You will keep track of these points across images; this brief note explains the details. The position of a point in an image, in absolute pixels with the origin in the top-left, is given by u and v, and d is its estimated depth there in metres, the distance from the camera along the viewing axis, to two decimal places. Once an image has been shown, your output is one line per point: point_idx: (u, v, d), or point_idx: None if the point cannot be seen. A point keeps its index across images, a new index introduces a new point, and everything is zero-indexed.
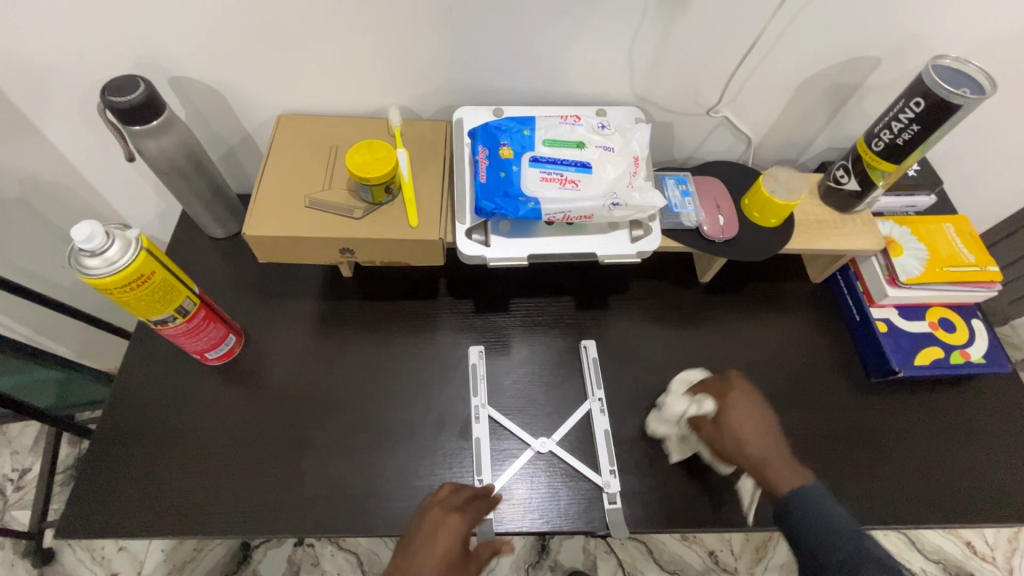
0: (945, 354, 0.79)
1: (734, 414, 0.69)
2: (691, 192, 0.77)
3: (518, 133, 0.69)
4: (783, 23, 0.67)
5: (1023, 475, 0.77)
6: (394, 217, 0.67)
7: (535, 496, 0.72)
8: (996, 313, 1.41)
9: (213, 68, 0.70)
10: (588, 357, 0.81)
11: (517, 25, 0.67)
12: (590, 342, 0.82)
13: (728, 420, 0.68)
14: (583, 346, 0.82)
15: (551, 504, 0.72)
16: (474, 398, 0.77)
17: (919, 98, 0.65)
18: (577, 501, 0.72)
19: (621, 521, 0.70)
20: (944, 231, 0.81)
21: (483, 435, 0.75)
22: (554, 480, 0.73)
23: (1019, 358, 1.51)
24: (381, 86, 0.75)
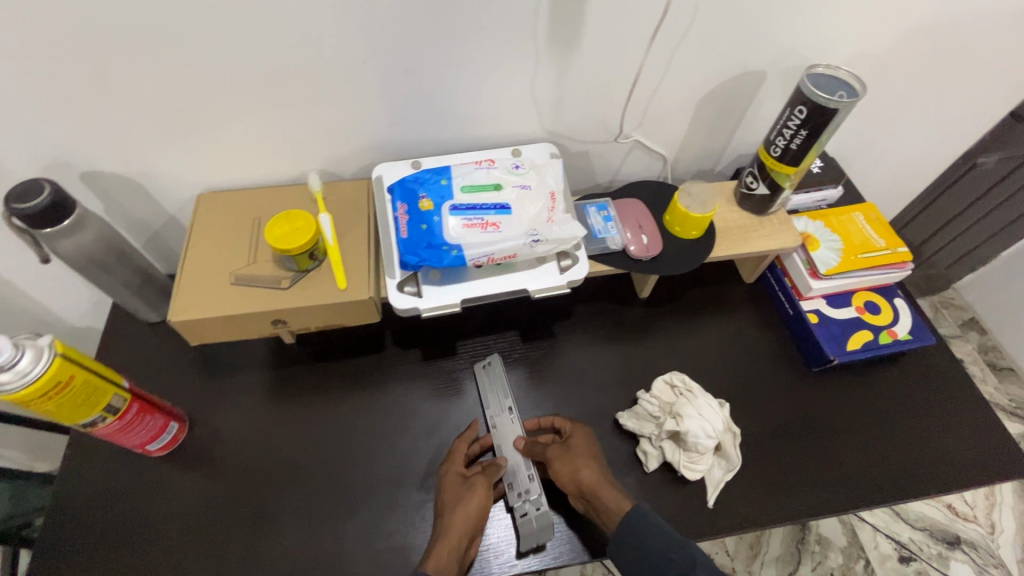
0: (874, 336, 0.83)
1: (578, 440, 0.73)
2: (613, 216, 0.79)
3: (436, 184, 0.71)
4: (668, 52, 0.72)
5: (962, 439, 0.81)
6: (323, 281, 0.68)
7: (528, 511, 0.73)
8: (938, 278, 1.48)
9: (124, 158, 0.70)
10: (493, 372, 0.83)
11: (420, 80, 0.70)
12: (494, 358, 0.84)
13: (575, 448, 0.72)
14: (487, 362, 0.83)
15: (541, 515, 0.73)
16: (488, 410, 0.80)
17: (801, 106, 0.69)
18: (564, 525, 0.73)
19: (550, 524, 0.72)
20: (854, 220, 0.86)
21: (503, 441, 0.77)
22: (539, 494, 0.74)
23: (966, 319, 1.58)
24: (298, 154, 0.76)
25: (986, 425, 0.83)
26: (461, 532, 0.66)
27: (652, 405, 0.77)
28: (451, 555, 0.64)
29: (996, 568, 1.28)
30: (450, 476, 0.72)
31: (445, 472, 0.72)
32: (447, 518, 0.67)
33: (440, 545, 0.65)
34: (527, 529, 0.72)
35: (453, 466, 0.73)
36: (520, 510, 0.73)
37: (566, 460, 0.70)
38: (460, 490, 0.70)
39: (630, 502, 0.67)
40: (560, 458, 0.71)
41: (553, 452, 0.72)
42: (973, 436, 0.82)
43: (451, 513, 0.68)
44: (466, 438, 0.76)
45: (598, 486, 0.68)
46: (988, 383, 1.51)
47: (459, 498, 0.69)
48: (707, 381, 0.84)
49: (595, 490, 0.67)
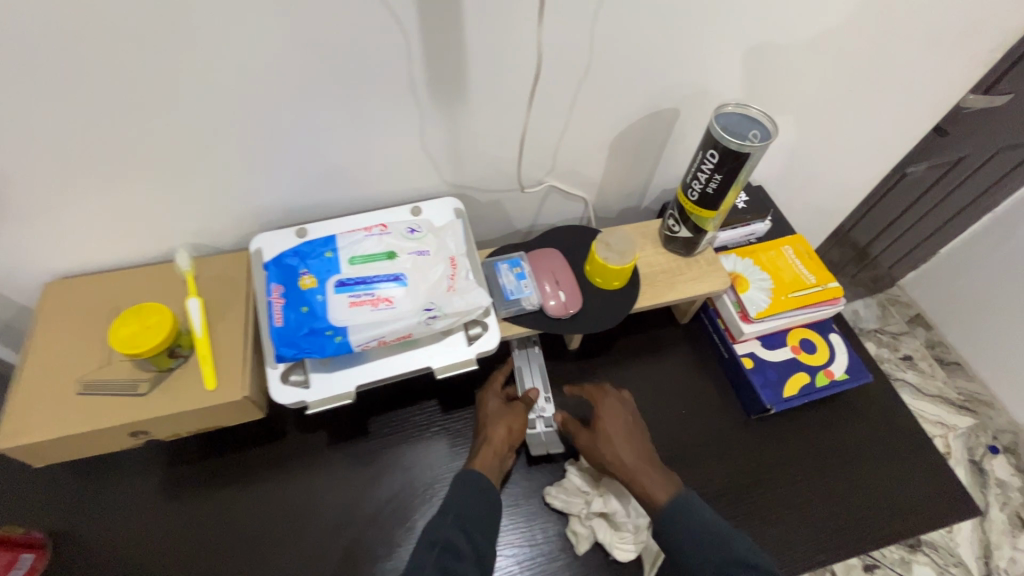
0: (811, 379, 0.79)
1: (609, 414, 0.69)
2: (527, 272, 0.73)
3: (318, 257, 0.62)
4: (569, 98, 0.66)
5: (894, 482, 0.80)
6: (188, 382, 0.59)
7: (538, 426, 0.76)
8: (883, 279, 1.47)
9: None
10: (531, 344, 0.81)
11: (294, 144, 0.62)
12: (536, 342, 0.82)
13: (605, 428, 0.68)
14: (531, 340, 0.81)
15: (550, 431, 0.76)
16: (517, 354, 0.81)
17: (713, 150, 0.64)
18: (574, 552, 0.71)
19: (556, 440, 0.76)
20: (784, 255, 0.82)
21: (524, 363, 0.80)
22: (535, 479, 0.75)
23: (914, 315, 1.54)
24: (163, 230, 0.67)
25: (916, 464, 0.81)
26: (501, 444, 0.70)
27: (577, 479, 0.72)
28: (494, 461, 0.69)
29: (956, 568, 1.22)
30: (494, 399, 0.74)
31: (483, 394, 0.76)
32: (486, 432, 0.71)
33: (485, 452, 0.69)
34: (536, 440, 0.75)
35: (494, 393, 0.76)
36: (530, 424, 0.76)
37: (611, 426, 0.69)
38: (500, 410, 0.73)
39: (676, 485, 0.62)
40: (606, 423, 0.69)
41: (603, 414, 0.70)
42: (905, 478, 0.80)
43: (489, 427, 0.71)
44: (503, 373, 0.78)
45: (637, 469, 0.63)
46: (937, 378, 1.45)
47: (498, 416, 0.72)
48: None
49: (634, 472, 0.63)
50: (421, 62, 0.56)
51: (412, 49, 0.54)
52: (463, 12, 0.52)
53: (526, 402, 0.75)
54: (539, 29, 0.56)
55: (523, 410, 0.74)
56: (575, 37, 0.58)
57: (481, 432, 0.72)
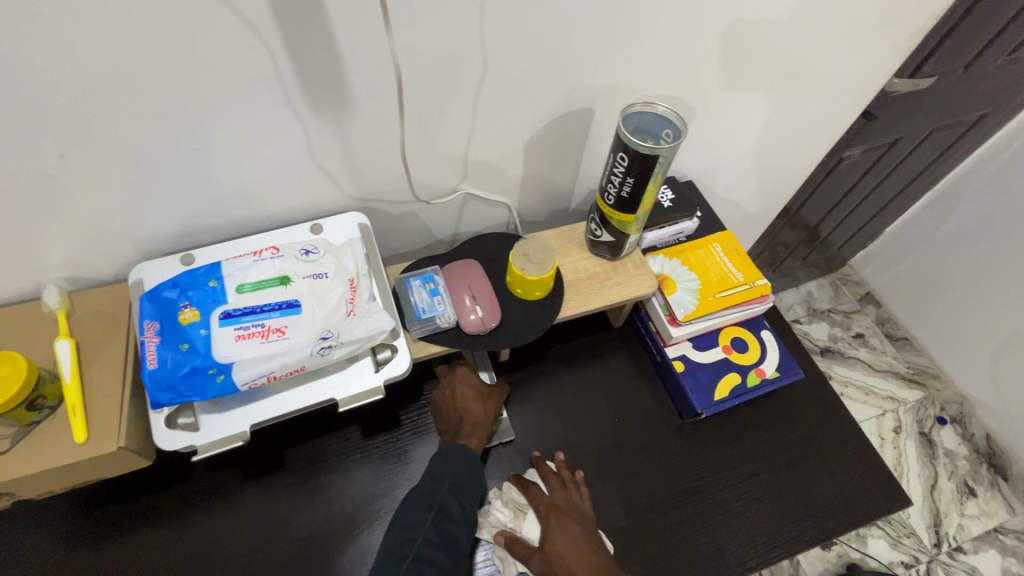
0: (742, 379, 0.77)
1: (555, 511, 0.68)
2: (441, 288, 0.69)
3: (202, 288, 0.57)
4: (470, 103, 0.61)
5: (828, 476, 0.80)
6: (56, 435, 0.53)
7: None
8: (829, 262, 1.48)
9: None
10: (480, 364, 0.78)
11: (163, 169, 0.56)
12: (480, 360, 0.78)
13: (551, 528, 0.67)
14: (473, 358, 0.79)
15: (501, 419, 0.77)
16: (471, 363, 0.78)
17: (621, 153, 0.61)
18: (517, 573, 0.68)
19: (508, 426, 0.77)
20: (712, 253, 0.80)
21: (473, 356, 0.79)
22: None
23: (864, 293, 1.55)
24: (28, 266, 0.60)
25: (848, 455, 0.82)
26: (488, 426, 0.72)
27: (502, 514, 0.70)
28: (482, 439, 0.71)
29: (909, 539, 1.23)
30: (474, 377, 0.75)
31: (456, 370, 0.75)
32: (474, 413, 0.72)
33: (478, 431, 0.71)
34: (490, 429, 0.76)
35: (470, 371, 0.75)
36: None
37: (568, 537, 0.66)
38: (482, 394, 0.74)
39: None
40: (562, 532, 0.66)
41: (560, 520, 0.67)
42: (837, 471, 0.81)
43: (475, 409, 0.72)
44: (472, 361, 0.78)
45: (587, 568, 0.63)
46: (887, 354, 1.46)
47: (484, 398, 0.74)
48: (576, 451, 0.77)
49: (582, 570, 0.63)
50: (291, 73, 0.51)
51: (278, 61, 0.49)
52: (328, 19, 0.47)
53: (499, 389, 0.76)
54: (421, 32, 0.51)
55: (498, 399, 0.75)
56: (463, 39, 0.53)
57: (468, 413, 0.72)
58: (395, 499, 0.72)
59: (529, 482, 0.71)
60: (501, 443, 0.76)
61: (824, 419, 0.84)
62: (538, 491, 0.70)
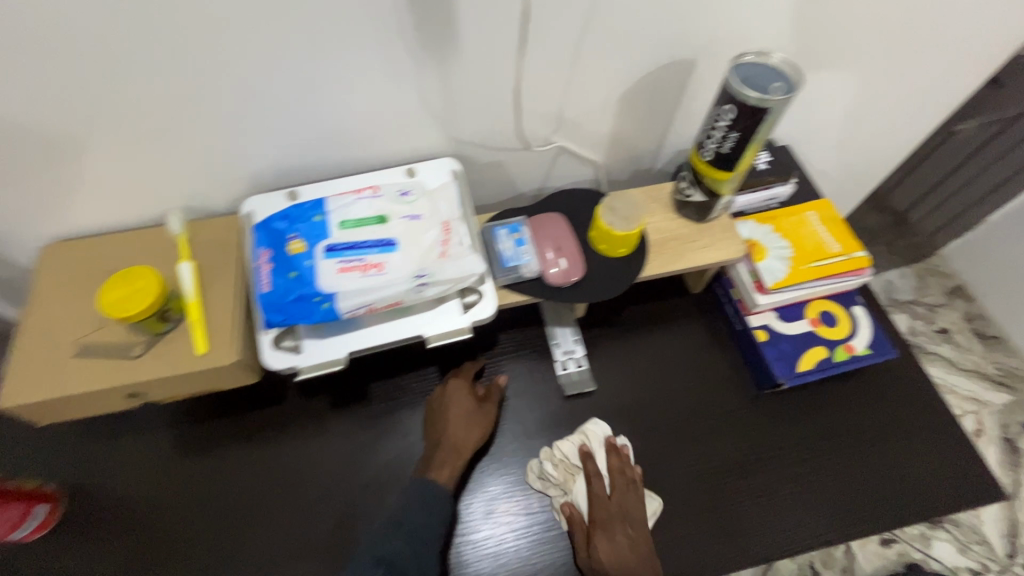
0: (829, 353, 0.74)
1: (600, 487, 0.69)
2: (527, 238, 0.70)
3: (307, 221, 0.60)
4: (572, 49, 0.60)
5: (914, 461, 0.76)
6: (181, 346, 0.59)
7: (569, 366, 0.78)
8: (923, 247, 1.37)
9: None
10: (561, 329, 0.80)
11: (282, 107, 0.59)
12: (561, 319, 0.80)
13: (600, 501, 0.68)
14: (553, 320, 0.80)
15: (582, 371, 0.78)
16: (553, 332, 0.80)
17: (728, 104, 0.59)
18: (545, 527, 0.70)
19: (587, 376, 0.78)
20: (806, 221, 0.76)
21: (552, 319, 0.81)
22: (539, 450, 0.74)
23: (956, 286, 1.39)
24: (156, 193, 0.65)
25: (937, 442, 0.78)
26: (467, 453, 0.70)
27: (552, 470, 0.71)
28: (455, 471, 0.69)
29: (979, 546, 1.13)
30: (462, 397, 0.72)
31: (450, 381, 0.73)
32: (449, 440, 0.69)
33: (450, 462, 0.69)
34: (569, 380, 0.77)
35: (465, 382, 0.74)
36: (561, 365, 0.78)
37: (614, 551, 0.64)
38: (474, 414, 0.72)
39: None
40: (608, 545, 0.64)
41: (611, 529, 0.66)
42: (924, 457, 0.77)
43: (454, 434, 0.70)
44: (466, 376, 0.75)
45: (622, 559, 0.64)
46: (974, 351, 1.31)
47: (471, 420, 0.71)
48: (647, 412, 0.77)
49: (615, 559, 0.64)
50: (409, 12, 0.51)
51: None
52: None
53: (492, 400, 0.74)
54: None
55: (491, 413, 0.73)
56: None
57: (451, 440, 0.70)
58: None
59: (591, 476, 0.70)
60: (579, 394, 0.77)
61: (913, 403, 0.79)
62: (598, 489, 0.69)
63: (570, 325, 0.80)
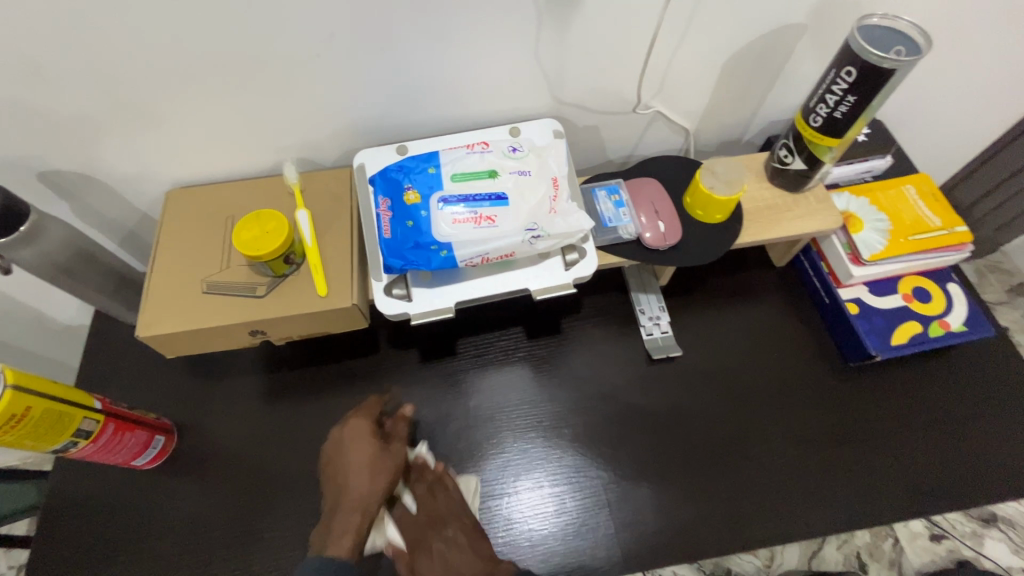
0: (923, 328, 0.74)
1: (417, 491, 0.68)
2: (625, 200, 0.71)
3: (422, 173, 0.62)
4: (690, 8, 0.60)
5: (1004, 443, 0.75)
6: (301, 287, 0.62)
7: (653, 332, 0.79)
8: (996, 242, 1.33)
9: (68, 158, 0.61)
10: (646, 296, 0.81)
11: (406, 61, 0.60)
12: (646, 286, 0.81)
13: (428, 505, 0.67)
14: (638, 288, 0.81)
15: (666, 337, 0.79)
16: (637, 298, 0.80)
17: (849, 67, 0.58)
18: (567, 502, 0.71)
19: (671, 342, 0.79)
20: (904, 195, 0.75)
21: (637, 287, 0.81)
22: (618, 416, 0.75)
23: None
24: (274, 143, 0.68)
25: None
26: (372, 504, 0.63)
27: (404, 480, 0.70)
28: (359, 527, 0.62)
29: None
30: (363, 438, 0.65)
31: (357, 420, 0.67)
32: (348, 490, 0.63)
33: (342, 521, 0.62)
34: (654, 345, 0.78)
35: (366, 422, 0.67)
36: (646, 330, 0.79)
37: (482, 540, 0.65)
38: (376, 457, 0.65)
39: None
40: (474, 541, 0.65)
41: (428, 543, 0.65)
42: (1014, 440, 0.76)
43: (352, 485, 0.63)
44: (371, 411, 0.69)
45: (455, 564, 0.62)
46: None
47: (375, 464, 0.65)
48: (730, 380, 0.77)
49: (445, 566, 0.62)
50: None
51: None
52: None
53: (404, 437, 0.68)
54: None
55: (401, 450, 0.67)
56: None
57: (350, 489, 0.63)
58: (556, 400, 0.76)
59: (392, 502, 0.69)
60: (663, 359, 0.78)
61: (1003, 386, 0.78)
62: (401, 514, 0.68)
63: (655, 292, 0.81)
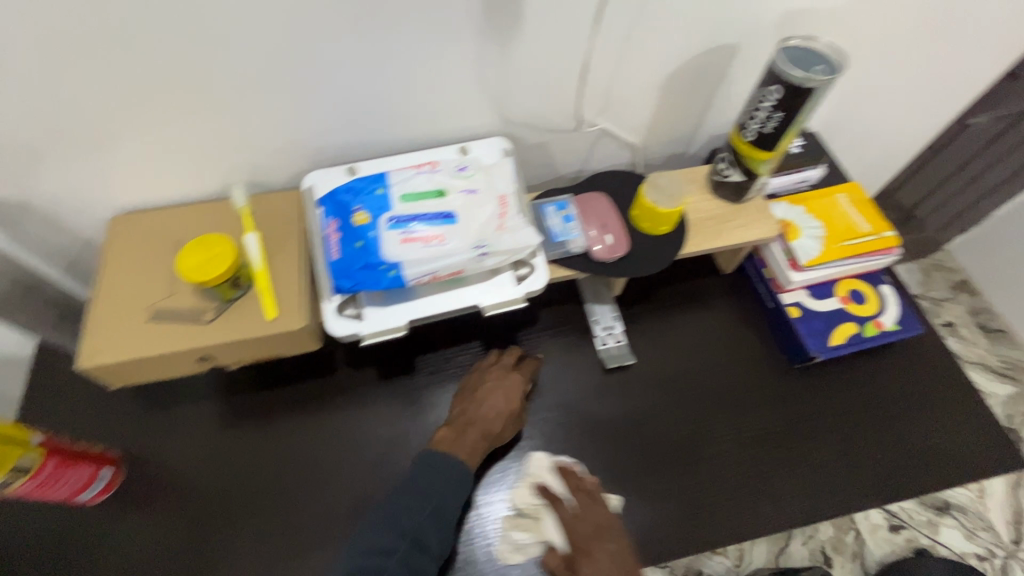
0: (859, 329, 0.78)
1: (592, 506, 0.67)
2: (573, 215, 0.73)
3: (371, 194, 0.63)
4: (624, 31, 0.63)
5: (939, 433, 0.79)
6: (250, 311, 0.61)
7: (608, 341, 0.81)
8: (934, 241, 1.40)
9: (1, 186, 0.60)
10: (600, 305, 0.83)
11: (350, 85, 0.61)
12: (599, 296, 0.83)
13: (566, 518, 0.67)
14: (592, 298, 0.83)
15: (620, 346, 0.81)
16: (591, 308, 0.83)
17: (774, 85, 0.62)
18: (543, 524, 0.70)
19: (625, 351, 0.81)
20: (837, 203, 0.79)
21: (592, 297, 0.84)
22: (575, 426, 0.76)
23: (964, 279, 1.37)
24: (221, 167, 0.68)
25: (960, 417, 0.81)
26: (490, 434, 0.69)
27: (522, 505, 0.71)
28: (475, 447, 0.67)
29: (985, 531, 1.10)
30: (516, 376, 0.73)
31: (510, 374, 0.73)
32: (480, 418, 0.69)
33: (472, 440, 0.67)
34: (608, 355, 0.80)
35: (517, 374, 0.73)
36: (600, 340, 0.81)
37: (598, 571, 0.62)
38: (513, 393, 0.72)
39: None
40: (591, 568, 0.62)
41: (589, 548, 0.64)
42: (948, 430, 0.80)
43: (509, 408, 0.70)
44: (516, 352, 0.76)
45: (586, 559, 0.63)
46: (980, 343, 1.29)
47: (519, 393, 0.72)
48: (683, 385, 0.80)
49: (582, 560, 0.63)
50: None
51: None
52: None
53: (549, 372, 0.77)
54: None
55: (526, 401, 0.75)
56: None
57: (485, 414, 0.69)
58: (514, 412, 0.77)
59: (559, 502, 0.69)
60: (618, 368, 0.80)
61: (936, 380, 0.83)
62: (564, 517, 0.68)
63: (609, 302, 0.83)
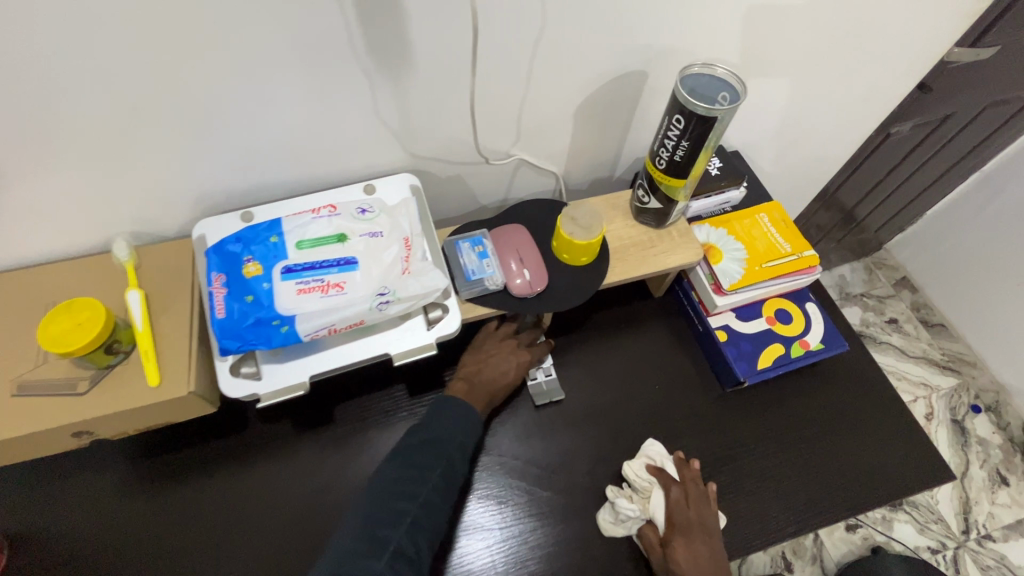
0: (786, 350, 0.77)
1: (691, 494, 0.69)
2: (489, 251, 0.70)
3: (263, 243, 0.59)
4: (526, 65, 0.61)
5: (870, 447, 0.80)
6: (130, 378, 0.56)
7: (538, 376, 0.78)
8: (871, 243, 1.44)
9: None
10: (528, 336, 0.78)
11: (232, 130, 0.57)
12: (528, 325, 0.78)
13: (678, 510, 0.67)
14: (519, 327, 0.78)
15: (550, 380, 0.78)
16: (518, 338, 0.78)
17: (678, 115, 0.61)
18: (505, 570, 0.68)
19: (555, 385, 0.78)
20: (758, 223, 0.79)
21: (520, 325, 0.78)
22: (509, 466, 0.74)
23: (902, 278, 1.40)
24: (101, 220, 0.63)
25: (891, 429, 0.82)
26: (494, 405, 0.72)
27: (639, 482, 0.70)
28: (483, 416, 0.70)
29: (936, 525, 1.12)
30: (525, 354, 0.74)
31: (517, 350, 0.74)
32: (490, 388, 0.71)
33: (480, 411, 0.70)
34: (538, 390, 0.77)
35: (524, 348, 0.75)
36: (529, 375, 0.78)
37: (691, 555, 0.64)
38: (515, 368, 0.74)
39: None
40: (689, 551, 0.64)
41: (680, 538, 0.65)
42: (880, 443, 0.80)
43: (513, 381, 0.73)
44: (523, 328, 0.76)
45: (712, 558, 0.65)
46: (921, 340, 1.32)
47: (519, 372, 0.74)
48: (617, 416, 0.78)
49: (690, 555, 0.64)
50: (359, 32, 0.51)
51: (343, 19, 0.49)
52: None
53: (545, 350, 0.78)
54: None
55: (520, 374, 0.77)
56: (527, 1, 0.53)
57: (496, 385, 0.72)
58: None
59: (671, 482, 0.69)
60: (549, 403, 0.77)
61: (866, 393, 0.83)
62: (677, 497, 0.68)
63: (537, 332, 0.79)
